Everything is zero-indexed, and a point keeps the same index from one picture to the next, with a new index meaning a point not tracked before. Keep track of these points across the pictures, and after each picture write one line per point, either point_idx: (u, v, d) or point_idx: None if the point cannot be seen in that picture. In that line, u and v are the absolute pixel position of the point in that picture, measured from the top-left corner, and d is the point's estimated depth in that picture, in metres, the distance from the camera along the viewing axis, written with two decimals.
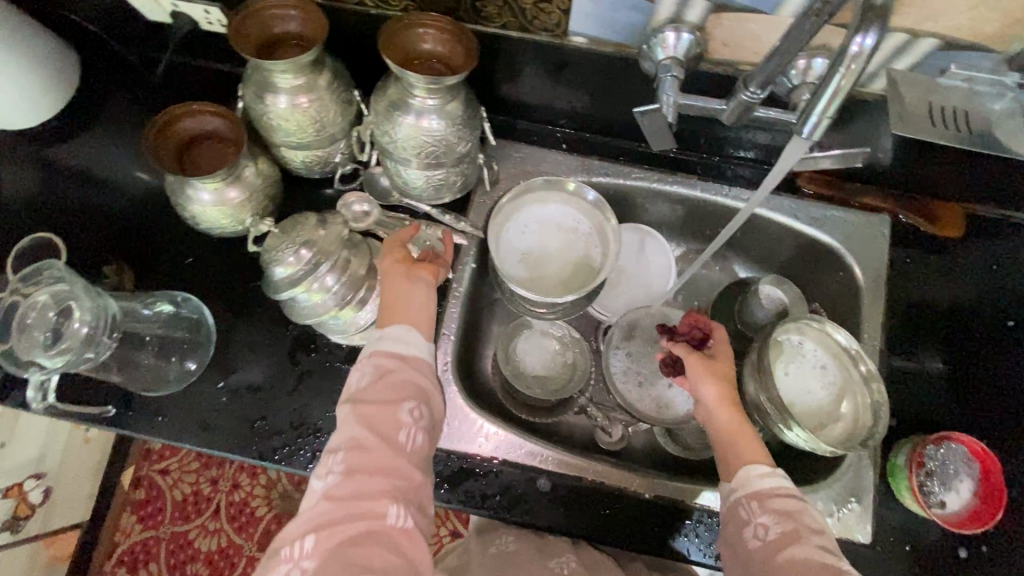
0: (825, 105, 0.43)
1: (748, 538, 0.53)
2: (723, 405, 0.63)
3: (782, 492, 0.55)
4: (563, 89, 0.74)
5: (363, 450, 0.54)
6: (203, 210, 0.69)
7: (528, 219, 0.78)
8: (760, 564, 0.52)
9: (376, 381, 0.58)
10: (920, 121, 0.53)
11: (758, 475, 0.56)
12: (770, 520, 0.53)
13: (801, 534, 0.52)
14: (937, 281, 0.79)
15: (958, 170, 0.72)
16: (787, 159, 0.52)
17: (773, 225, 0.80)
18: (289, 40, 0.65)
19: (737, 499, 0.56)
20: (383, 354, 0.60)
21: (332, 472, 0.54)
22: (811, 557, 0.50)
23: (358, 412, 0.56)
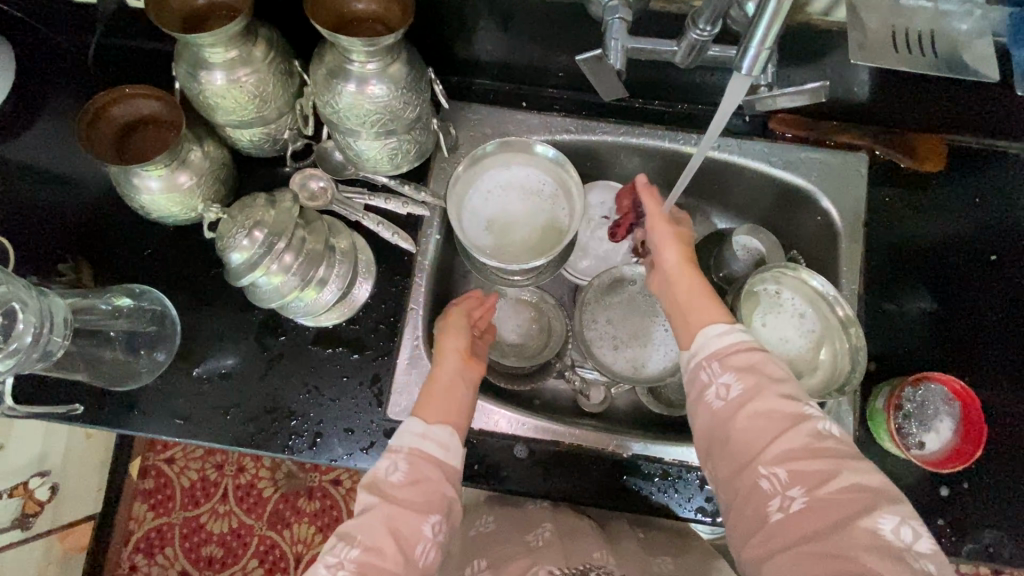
0: (764, 33, 0.40)
1: (710, 399, 0.52)
2: (688, 268, 0.62)
3: (744, 345, 0.53)
4: (514, 43, 0.70)
5: (379, 554, 0.50)
6: (153, 198, 0.66)
7: (491, 184, 0.75)
8: (723, 425, 0.51)
9: (409, 483, 0.54)
10: (883, 49, 0.48)
11: (717, 334, 0.55)
12: (734, 376, 0.51)
13: (761, 386, 0.50)
14: (921, 218, 0.75)
15: (936, 99, 0.68)
16: (731, 101, 0.49)
17: (746, 170, 0.76)
18: (215, 11, 0.62)
19: (699, 362, 0.54)
20: (422, 455, 0.56)
21: (344, 567, 0.50)
22: (773, 407, 0.49)
23: (385, 511, 0.52)
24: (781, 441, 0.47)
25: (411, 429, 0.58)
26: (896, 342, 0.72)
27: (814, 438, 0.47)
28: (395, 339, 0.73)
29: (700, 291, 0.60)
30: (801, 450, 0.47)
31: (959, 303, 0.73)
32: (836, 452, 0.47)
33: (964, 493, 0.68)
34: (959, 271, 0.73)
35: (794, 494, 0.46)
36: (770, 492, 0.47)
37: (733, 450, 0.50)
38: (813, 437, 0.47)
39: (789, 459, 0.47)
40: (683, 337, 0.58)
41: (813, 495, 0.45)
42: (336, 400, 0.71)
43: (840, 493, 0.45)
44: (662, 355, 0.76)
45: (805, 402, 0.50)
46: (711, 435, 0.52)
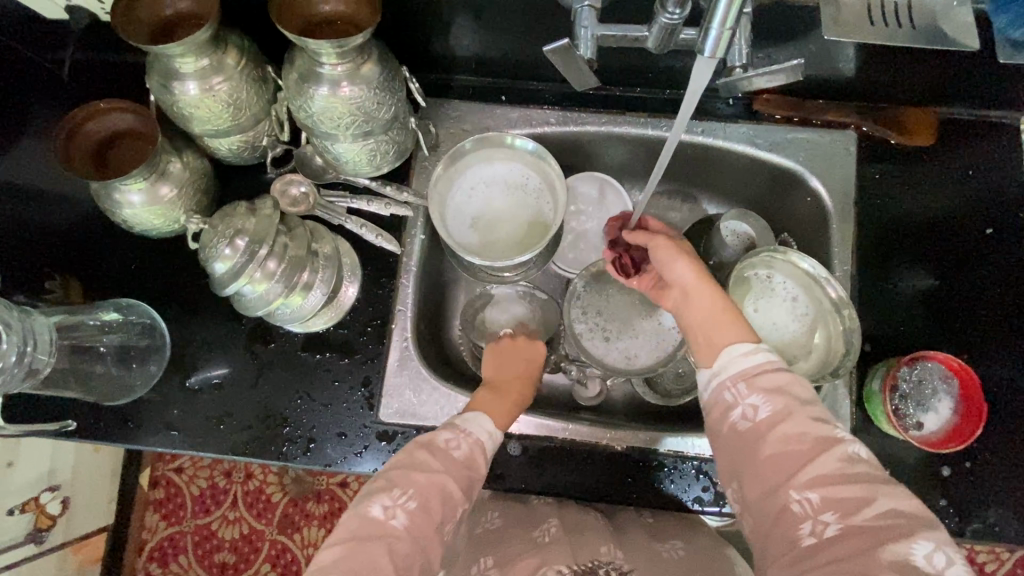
0: (726, 13, 0.39)
1: (737, 421, 0.51)
2: (703, 280, 0.60)
3: (771, 366, 0.53)
4: (489, 36, 0.69)
5: (426, 515, 0.51)
6: (136, 213, 0.66)
7: (473, 182, 0.74)
8: (750, 444, 0.50)
9: (466, 466, 0.55)
10: (857, 24, 0.47)
11: (743, 354, 0.53)
12: (765, 398, 0.51)
13: (791, 409, 0.50)
14: (915, 194, 0.73)
15: (924, 71, 0.66)
16: (698, 87, 0.48)
17: (732, 154, 0.75)
18: (184, 21, 0.61)
19: (721, 382, 0.53)
20: (484, 450, 0.57)
21: (396, 516, 0.50)
22: (805, 432, 0.49)
23: (444, 483, 0.53)
24: (814, 466, 0.47)
25: (484, 424, 0.59)
26: (893, 323, 0.71)
27: (844, 462, 0.47)
28: (383, 342, 0.73)
29: (716, 303, 0.59)
30: (835, 475, 0.47)
31: (957, 280, 0.71)
32: (869, 477, 0.46)
33: (966, 474, 0.66)
34: (957, 246, 0.72)
35: (827, 519, 0.45)
36: (801, 515, 0.46)
37: (761, 472, 0.49)
38: (845, 461, 0.47)
39: (821, 485, 0.46)
40: (703, 354, 0.57)
41: (846, 521, 0.45)
42: (328, 405, 0.71)
43: (873, 521, 0.44)
44: (654, 345, 0.75)
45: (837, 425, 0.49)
46: (736, 452, 0.51)
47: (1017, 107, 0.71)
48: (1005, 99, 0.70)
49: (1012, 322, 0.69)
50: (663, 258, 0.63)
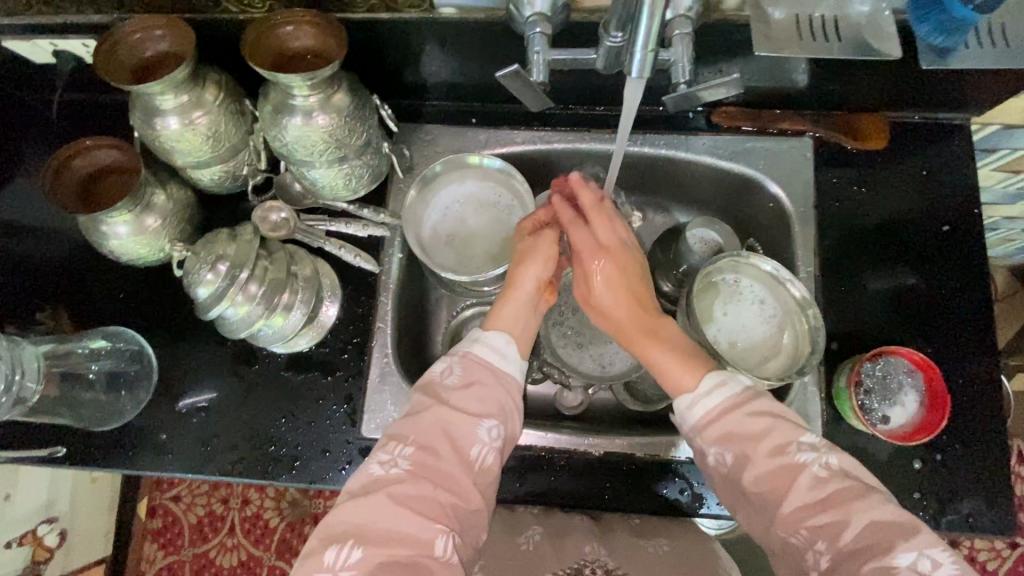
0: (646, 35, 0.42)
1: (712, 468, 0.55)
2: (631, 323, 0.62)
3: (723, 410, 0.54)
4: (454, 64, 0.72)
5: (431, 452, 0.52)
6: (121, 243, 0.69)
7: (447, 200, 0.77)
8: (732, 485, 0.53)
9: (463, 387, 0.56)
10: (786, 39, 0.51)
11: (691, 407, 0.56)
12: (721, 446, 0.53)
13: (748, 454, 0.52)
14: (873, 195, 0.76)
15: (870, 80, 0.69)
16: (634, 101, 0.51)
17: (695, 165, 0.77)
18: (163, 61, 0.65)
19: (689, 435, 0.56)
20: (475, 360, 0.58)
21: (397, 465, 0.51)
22: (770, 468, 0.50)
23: (439, 413, 0.54)
24: (788, 499, 0.49)
25: (481, 340, 0.61)
26: (860, 321, 0.73)
27: (818, 483, 0.49)
28: (364, 358, 0.75)
29: (657, 343, 0.61)
30: (812, 502, 0.48)
31: (919, 277, 0.73)
32: (843, 495, 0.48)
33: (938, 466, 0.68)
34: (916, 244, 0.74)
35: (821, 548, 0.47)
36: (801, 547, 0.48)
37: (754, 509, 0.52)
38: (816, 485, 0.49)
39: (802, 512, 0.48)
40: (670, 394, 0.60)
41: (836, 547, 0.46)
42: (312, 422, 0.73)
43: (860, 540, 0.46)
44: (627, 351, 0.78)
45: (796, 449, 0.51)
46: (728, 492, 0.54)
47: (965, 109, 0.74)
48: (952, 102, 0.73)
49: (971, 315, 0.72)
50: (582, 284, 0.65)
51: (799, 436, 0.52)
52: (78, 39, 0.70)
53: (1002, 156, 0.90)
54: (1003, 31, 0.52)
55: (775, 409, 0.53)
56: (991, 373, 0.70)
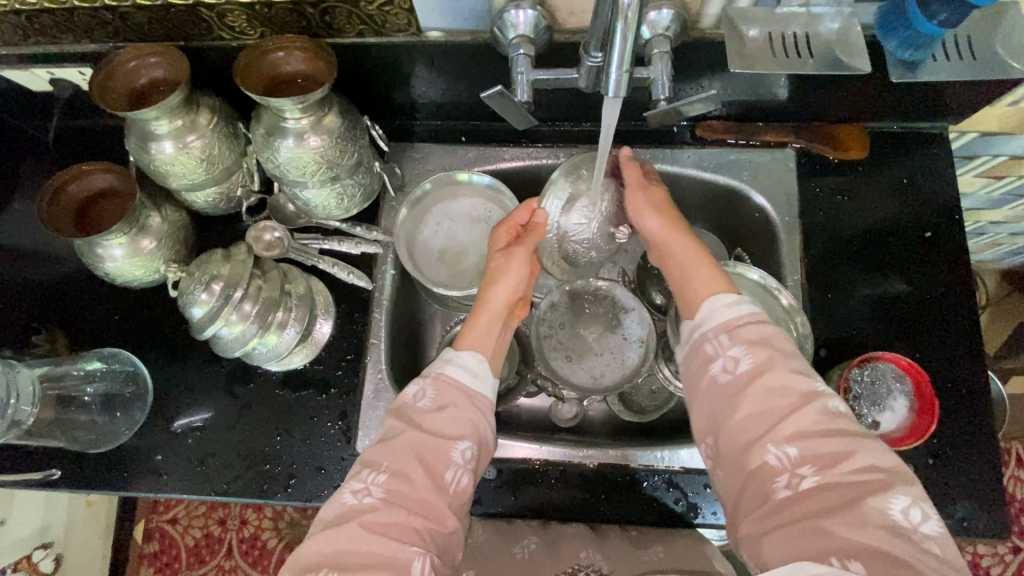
0: (621, 56, 0.44)
1: (719, 372, 0.52)
2: (676, 236, 0.66)
3: (755, 317, 0.55)
4: (443, 86, 0.74)
5: (405, 480, 0.51)
6: (116, 266, 0.70)
7: (440, 217, 0.79)
8: (728, 397, 0.51)
9: (435, 410, 0.56)
10: (761, 55, 0.53)
11: (725, 305, 0.56)
12: (744, 349, 0.52)
13: (772, 362, 0.51)
14: (856, 204, 0.77)
15: (846, 94, 0.71)
16: (613, 119, 0.53)
17: (681, 177, 0.79)
18: (158, 87, 0.67)
19: (704, 334, 0.55)
20: (446, 381, 0.58)
21: (370, 493, 0.51)
22: (787, 385, 0.49)
23: (412, 438, 0.54)
24: (793, 419, 0.47)
25: (450, 359, 0.60)
26: (848, 328, 0.74)
27: (824, 417, 0.47)
28: (358, 375, 0.75)
29: (695, 260, 0.63)
30: (815, 431, 0.47)
31: (904, 283, 0.74)
32: (849, 432, 0.47)
33: (930, 470, 0.68)
34: (899, 250, 0.75)
35: (804, 473, 0.46)
36: (778, 469, 0.46)
37: (738, 430, 0.49)
38: (824, 416, 0.47)
39: (801, 439, 0.47)
40: (685, 310, 0.60)
41: (823, 476, 0.45)
42: (307, 439, 0.73)
43: (851, 476, 0.44)
44: (619, 363, 0.78)
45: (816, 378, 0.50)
46: (715, 406, 0.52)
47: (941, 118, 0.76)
48: (927, 112, 0.75)
49: (955, 319, 0.73)
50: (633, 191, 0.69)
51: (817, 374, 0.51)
52: (74, 67, 0.72)
53: (981, 162, 0.92)
54: (969, 44, 0.54)
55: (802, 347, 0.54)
56: (979, 376, 0.71)
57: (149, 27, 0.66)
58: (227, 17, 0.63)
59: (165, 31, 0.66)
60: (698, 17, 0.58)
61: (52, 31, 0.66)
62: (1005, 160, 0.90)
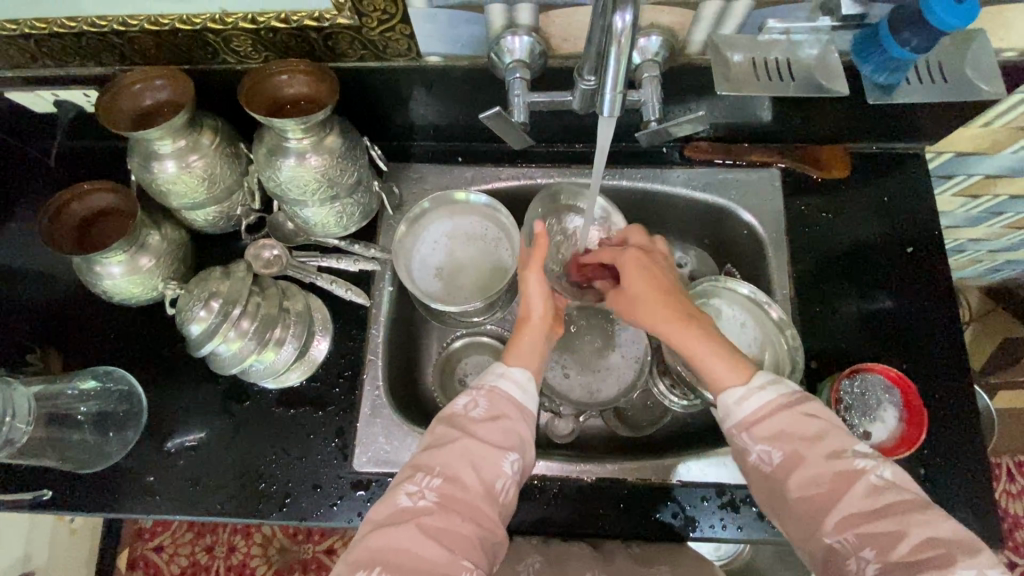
0: (614, 80, 0.46)
1: (757, 467, 0.52)
2: (654, 300, 0.61)
3: (775, 406, 0.53)
4: (441, 109, 0.76)
5: (458, 484, 0.52)
6: (114, 283, 0.70)
7: (437, 235, 0.80)
8: (775, 487, 0.51)
9: (491, 420, 0.56)
10: (745, 79, 0.55)
11: (738, 400, 0.54)
12: (770, 444, 0.51)
13: (803, 454, 0.50)
14: (840, 221, 0.80)
15: (828, 117, 0.75)
16: (607, 139, 0.55)
17: (672, 196, 0.82)
18: (161, 108, 0.68)
19: (728, 430, 0.55)
20: (500, 394, 0.58)
21: (425, 497, 0.51)
22: (825, 473, 0.49)
23: (466, 445, 0.54)
24: (841, 506, 0.47)
25: (495, 373, 0.60)
26: (837, 340, 0.75)
27: (873, 494, 0.47)
28: (355, 392, 0.75)
29: (680, 329, 0.59)
30: (866, 511, 0.47)
31: (890, 297, 0.77)
32: (900, 506, 0.46)
33: (924, 480, 0.69)
34: (884, 265, 0.78)
35: (867, 556, 0.45)
36: (845, 553, 0.47)
37: (798, 516, 0.50)
38: (872, 494, 0.47)
39: (853, 525, 0.47)
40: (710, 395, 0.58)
41: (886, 558, 0.45)
42: (303, 457, 0.72)
43: (912, 554, 0.44)
44: (615, 378, 0.81)
45: (855, 455, 0.49)
46: (767, 492, 0.52)
47: (918, 140, 0.80)
48: (905, 134, 0.78)
49: (940, 331, 0.75)
50: (630, 266, 0.65)
51: (854, 445, 0.50)
52: (80, 89, 0.73)
53: (958, 182, 0.96)
54: (940, 69, 0.57)
55: (828, 414, 0.52)
56: (966, 386, 0.73)
57: (156, 51, 0.68)
58: (233, 42, 0.65)
59: (172, 55, 0.68)
60: (685, 44, 0.61)
61: (59, 54, 0.68)
62: (980, 179, 0.94)
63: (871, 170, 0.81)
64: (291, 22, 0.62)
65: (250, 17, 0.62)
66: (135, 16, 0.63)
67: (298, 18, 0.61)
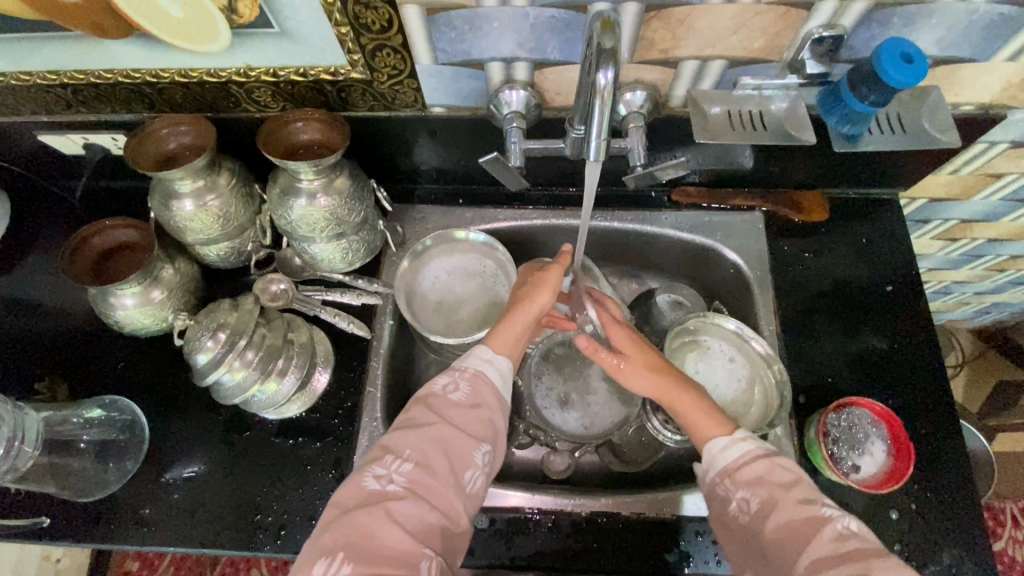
0: (599, 127, 0.50)
1: (736, 514, 0.53)
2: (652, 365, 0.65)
3: (753, 456, 0.55)
4: (444, 155, 0.82)
5: (430, 472, 0.53)
6: (127, 314, 0.73)
7: (436, 272, 0.84)
8: (752, 536, 0.52)
9: (468, 406, 0.58)
10: (721, 129, 0.61)
11: (723, 448, 0.57)
12: (750, 490, 0.53)
13: (777, 498, 0.51)
14: (822, 261, 0.84)
15: (804, 164, 0.80)
16: (594, 181, 0.59)
17: (662, 237, 0.86)
18: (184, 151, 0.74)
19: (713, 479, 0.56)
20: (482, 380, 0.60)
21: (393, 481, 0.52)
22: (793, 518, 0.50)
23: (442, 431, 0.55)
24: (809, 550, 0.48)
25: (481, 356, 0.62)
26: (824, 375, 0.78)
27: (837, 541, 0.47)
28: (353, 423, 0.77)
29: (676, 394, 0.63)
30: (831, 556, 0.47)
31: (873, 333, 0.80)
32: (861, 552, 0.46)
33: (916, 516, 0.69)
34: (866, 304, 0.81)
35: None
36: None
37: (770, 563, 0.50)
38: (837, 541, 0.47)
39: (819, 569, 0.46)
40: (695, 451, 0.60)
41: None
42: (299, 489, 0.73)
43: None
44: (609, 411, 0.81)
45: (822, 503, 0.50)
46: (745, 542, 0.53)
47: (891, 186, 0.85)
48: (878, 180, 0.84)
49: (923, 368, 0.77)
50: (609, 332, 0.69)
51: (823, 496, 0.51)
52: (109, 133, 0.79)
53: (935, 226, 1.01)
54: (899, 121, 0.62)
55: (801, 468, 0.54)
56: (952, 422, 0.74)
57: (182, 100, 0.74)
58: (254, 93, 0.71)
59: (197, 103, 0.74)
60: (668, 97, 0.67)
61: (92, 101, 0.74)
62: (956, 223, 0.99)
63: (849, 214, 0.86)
64: (308, 75, 0.67)
65: (271, 71, 0.68)
66: (167, 69, 0.69)
67: (314, 72, 0.67)
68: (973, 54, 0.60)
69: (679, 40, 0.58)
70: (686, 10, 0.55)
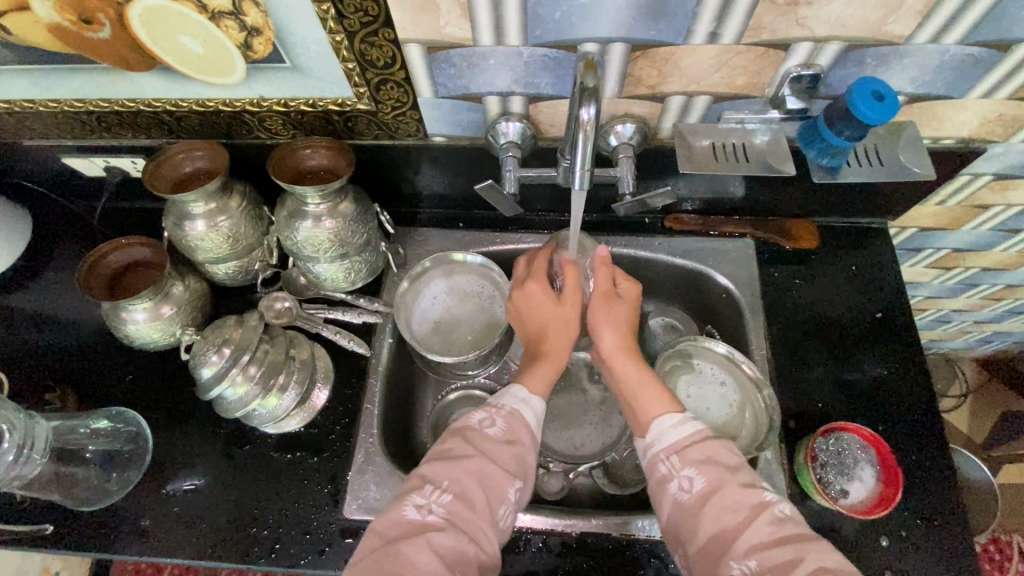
0: (583, 158, 0.53)
1: (675, 492, 0.53)
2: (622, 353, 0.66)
3: (699, 437, 0.56)
4: (444, 181, 0.86)
5: (467, 503, 0.54)
6: (137, 329, 0.76)
7: (436, 292, 0.86)
8: (690, 515, 0.52)
9: (505, 441, 0.59)
10: (705, 160, 0.64)
11: (673, 425, 0.57)
12: (696, 469, 0.53)
13: (723, 480, 0.52)
14: (812, 287, 0.86)
15: (791, 193, 0.83)
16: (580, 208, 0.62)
17: (656, 261, 0.88)
18: (198, 174, 0.78)
19: (656, 454, 0.56)
20: (519, 418, 0.61)
21: (432, 511, 0.53)
22: (737, 499, 0.51)
23: (479, 463, 0.56)
24: (746, 535, 0.49)
25: (517, 395, 0.63)
26: (815, 400, 0.79)
27: (775, 525, 0.49)
28: (350, 439, 0.78)
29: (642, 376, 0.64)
30: (769, 540, 0.48)
31: (863, 359, 0.81)
32: (799, 537, 0.48)
33: (906, 543, 0.69)
34: (855, 330, 0.83)
35: None
36: None
37: (705, 550, 0.50)
38: (775, 524, 0.49)
39: (758, 551, 0.48)
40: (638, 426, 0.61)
41: None
42: (295, 502, 0.74)
43: None
44: (597, 434, 0.86)
45: (764, 489, 0.52)
46: (677, 522, 0.53)
47: (879, 215, 0.87)
48: (866, 210, 0.86)
49: (912, 395, 0.78)
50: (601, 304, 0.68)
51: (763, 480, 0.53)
52: (129, 157, 0.84)
53: (927, 254, 1.02)
54: (878, 154, 0.65)
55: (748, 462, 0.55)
56: (942, 449, 0.75)
57: (200, 127, 0.78)
58: (267, 122, 0.76)
59: (213, 129, 0.78)
60: (657, 129, 0.71)
61: (115, 128, 0.79)
62: (948, 253, 1.01)
63: (838, 241, 0.88)
64: (317, 106, 0.72)
65: (282, 102, 0.72)
66: (187, 99, 0.73)
67: (323, 103, 0.71)
68: (947, 92, 0.63)
69: (665, 77, 0.62)
70: (670, 49, 0.59)
